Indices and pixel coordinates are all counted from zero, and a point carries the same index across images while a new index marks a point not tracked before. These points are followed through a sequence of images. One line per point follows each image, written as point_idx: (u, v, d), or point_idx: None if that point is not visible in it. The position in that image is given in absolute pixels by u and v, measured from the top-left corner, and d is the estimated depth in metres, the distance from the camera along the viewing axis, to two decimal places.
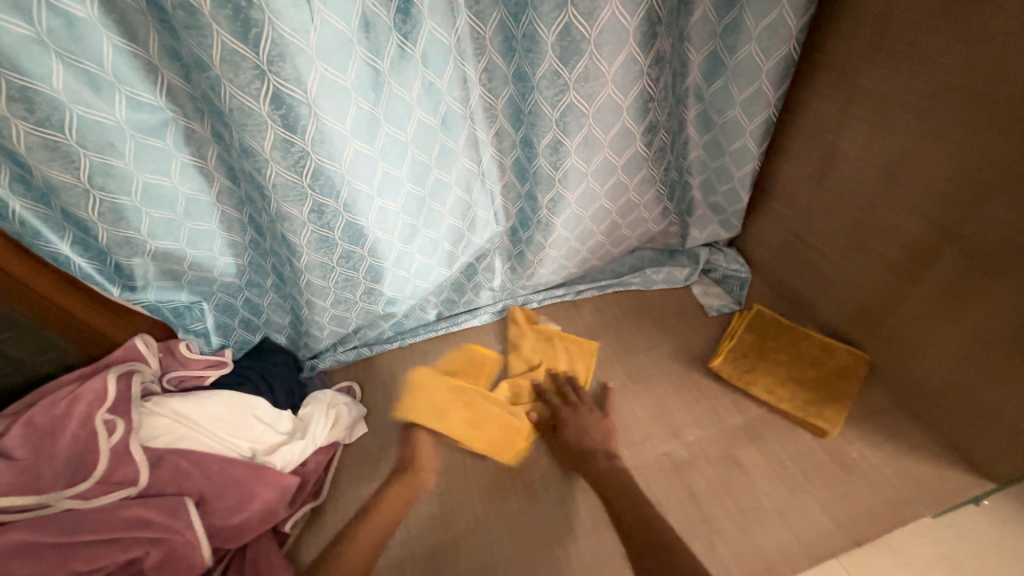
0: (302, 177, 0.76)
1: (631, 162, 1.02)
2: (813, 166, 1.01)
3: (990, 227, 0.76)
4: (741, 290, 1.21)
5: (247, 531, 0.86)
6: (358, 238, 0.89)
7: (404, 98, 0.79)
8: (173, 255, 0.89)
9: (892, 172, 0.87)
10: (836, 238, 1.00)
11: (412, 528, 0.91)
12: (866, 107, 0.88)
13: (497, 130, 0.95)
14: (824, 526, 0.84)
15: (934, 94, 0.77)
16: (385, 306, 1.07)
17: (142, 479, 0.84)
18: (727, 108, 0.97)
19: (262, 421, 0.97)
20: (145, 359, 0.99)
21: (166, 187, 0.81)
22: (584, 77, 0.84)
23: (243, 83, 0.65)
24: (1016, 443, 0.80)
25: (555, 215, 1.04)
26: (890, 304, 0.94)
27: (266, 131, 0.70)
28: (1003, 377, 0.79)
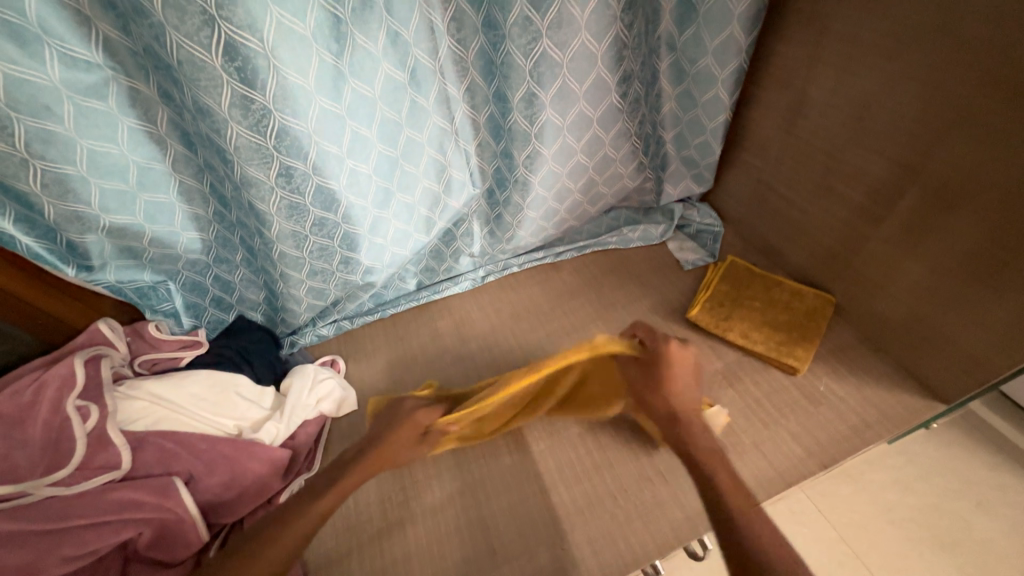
0: (266, 138, 0.72)
1: (606, 114, 1.02)
2: (783, 114, 1.03)
3: (947, 162, 0.79)
4: (714, 243, 1.24)
5: (242, 506, 0.86)
6: (330, 204, 0.85)
7: (369, 51, 0.75)
8: (130, 231, 0.84)
9: (859, 116, 0.89)
10: (806, 184, 1.04)
11: (409, 489, 0.93)
12: (834, 50, 0.90)
13: (469, 86, 0.92)
14: (797, 456, 0.90)
15: (896, 32, 0.79)
16: (363, 277, 1.05)
17: (126, 462, 0.81)
18: (699, 57, 0.98)
19: (245, 398, 0.96)
20: (112, 343, 0.94)
21: (115, 154, 0.76)
22: (556, 23, 0.82)
23: (190, 31, 0.60)
24: (965, 366, 0.87)
25: (532, 173, 1.03)
26: (856, 245, 0.99)
27: (222, 87, 0.65)
28: (956, 304, 0.85)
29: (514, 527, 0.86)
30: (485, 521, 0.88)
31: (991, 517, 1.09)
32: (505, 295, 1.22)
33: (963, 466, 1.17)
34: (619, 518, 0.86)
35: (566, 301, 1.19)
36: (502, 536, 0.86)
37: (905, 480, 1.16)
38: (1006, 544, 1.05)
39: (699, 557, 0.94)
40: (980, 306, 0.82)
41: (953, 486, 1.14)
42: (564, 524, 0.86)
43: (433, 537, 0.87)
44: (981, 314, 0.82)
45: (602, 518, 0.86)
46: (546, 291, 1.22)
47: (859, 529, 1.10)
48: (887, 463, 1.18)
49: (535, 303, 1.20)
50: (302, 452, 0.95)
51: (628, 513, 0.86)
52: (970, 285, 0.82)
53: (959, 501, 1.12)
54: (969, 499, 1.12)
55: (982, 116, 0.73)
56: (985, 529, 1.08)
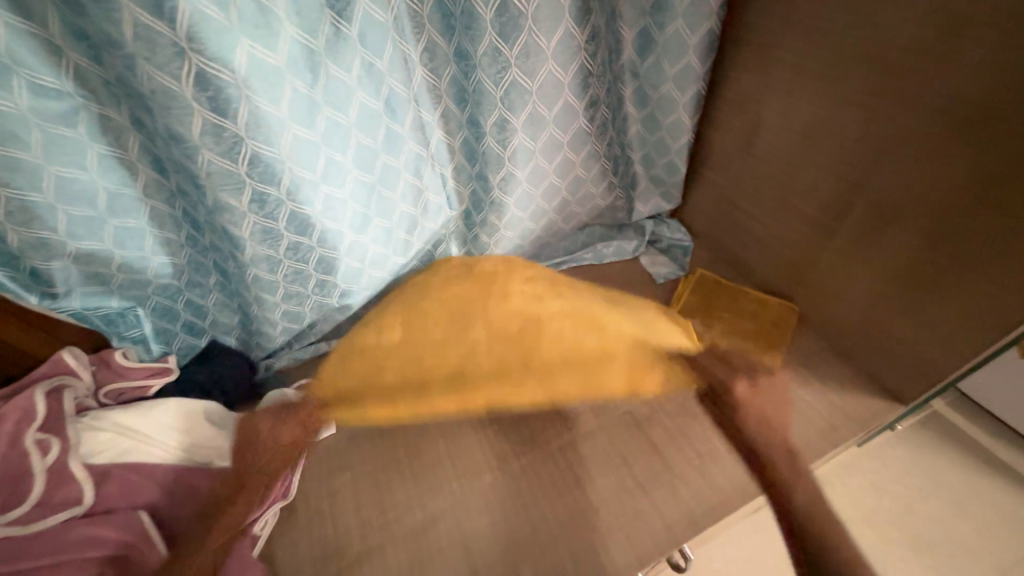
0: (238, 165, 0.74)
1: (575, 137, 1.06)
2: (740, 135, 1.10)
3: (888, 179, 0.86)
4: (685, 257, 1.29)
5: (215, 538, 0.83)
6: (305, 228, 0.87)
7: (344, 80, 0.77)
8: (98, 256, 0.83)
9: (808, 136, 0.96)
10: (764, 200, 1.11)
11: (389, 513, 0.92)
12: (782, 78, 0.97)
13: (443, 111, 0.96)
14: (770, 460, 0.93)
15: (835, 62, 0.87)
16: (340, 299, 1.05)
17: (89, 497, 0.79)
18: (660, 83, 1.04)
19: (218, 424, 0.94)
20: (77, 373, 0.91)
21: (83, 180, 0.75)
22: (524, 53, 0.87)
23: (162, 62, 0.62)
24: (920, 368, 0.92)
25: (507, 194, 1.06)
26: (814, 257, 1.05)
27: (193, 116, 0.67)
28: (903, 309, 0.91)
29: (496, 545, 0.86)
30: (466, 540, 0.87)
31: (959, 515, 1.14)
32: None
33: (932, 466, 1.22)
34: (601, 532, 0.86)
35: None
36: (484, 556, 0.85)
37: (880, 482, 1.20)
38: (972, 539, 1.11)
39: (681, 568, 0.96)
40: (926, 311, 0.88)
41: (925, 487, 1.19)
42: (546, 539, 0.86)
43: (414, 561, 0.85)
44: (933, 320, 0.88)
45: (584, 533, 0.86)
46: None
47: None
48: (862, 467, 1.23)
49: None
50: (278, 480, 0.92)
51: (610, 525, 0.87)
52: (916, 292, 0.88)
53: (930, 501, 1.16)
54: (941, 498, 1.17)
55: (915, 138, 0.80)
56: (955, 527, 1.13)
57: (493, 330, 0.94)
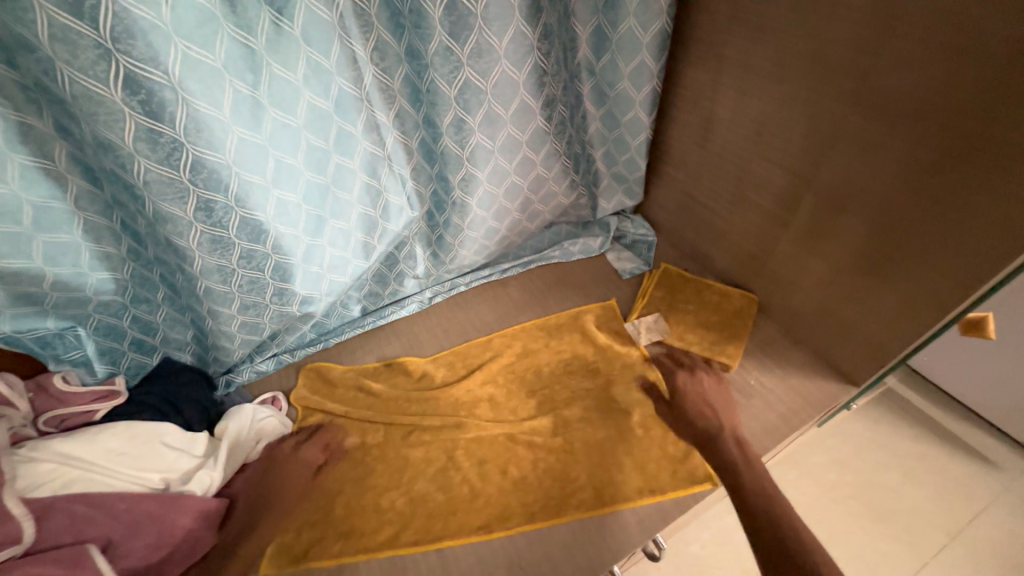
0: (180, 172, 0.70)
1: (535, 137, 1.06)
2: (696, 131, 1.13)
3: (833, 170, 0.90)
4: (649, 252, 1.31)
5: (173, 565, 0.80)
6: (258, 235, 0.83)
7: (289, 80, 0.74)
8: (27, 275, 0.78)
9: (759, 131, 0.99)
10: (722, 194, 1.14)
11: (359, 525, 0.89)
12: (731, 75, 1.00)
13: (398, 112, 0.93)
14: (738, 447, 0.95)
15: (779, 59, 0.90)
16: (301, 307, 1.01)
17: (29, 534, 0.73)
18: (616, 81, 1.05)
19: (173, 447, 0.90)
20: (11, 402, 0.85)
21: (4, 194, 0.70)
22: (476, 53, 0.86)
23: (85, 65, 0.58)
24: (869, 350, 0.97)
25: (469, 195, 1.05)
26: (769, 248, 1.08)
27: (125, 122, 0.63)
28: (853, 294, 0.96)
29: (470, 550, 0.85)
30: (440, 547, 0.85)
31: (915, 485, 1.21)
32: (455, 315, 1.23)
33: (887, 440, 1.29)
34: (574, 528, 0.86)
35: (513, 318, 1.21)
36: (458, 561, 0.84)
37: (839, 458, 1.25)
38: (927, 508, 1.17)
39: (655, 557, 0.98)
40: (873, 296, 0.92)
41: (883, 461, 1.25)
42: (521, 539, 0.85)
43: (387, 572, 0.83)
44: (880, 304, 0.92)
45: (559, 530, 0.86)
46: (492, 308, 1.24)
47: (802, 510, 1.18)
48: (824, 446, 1.28)
49: (483, 323, 1.21)
50: (241, 499, 0.89)
51: (584, 521, 0.87)
52: (861, 278, 0.93)
53: (887, 474, 1.23)
54: (896, 470, 1.23)
55: (854, 131, 0.84)
56: (911, 497, 1.19)
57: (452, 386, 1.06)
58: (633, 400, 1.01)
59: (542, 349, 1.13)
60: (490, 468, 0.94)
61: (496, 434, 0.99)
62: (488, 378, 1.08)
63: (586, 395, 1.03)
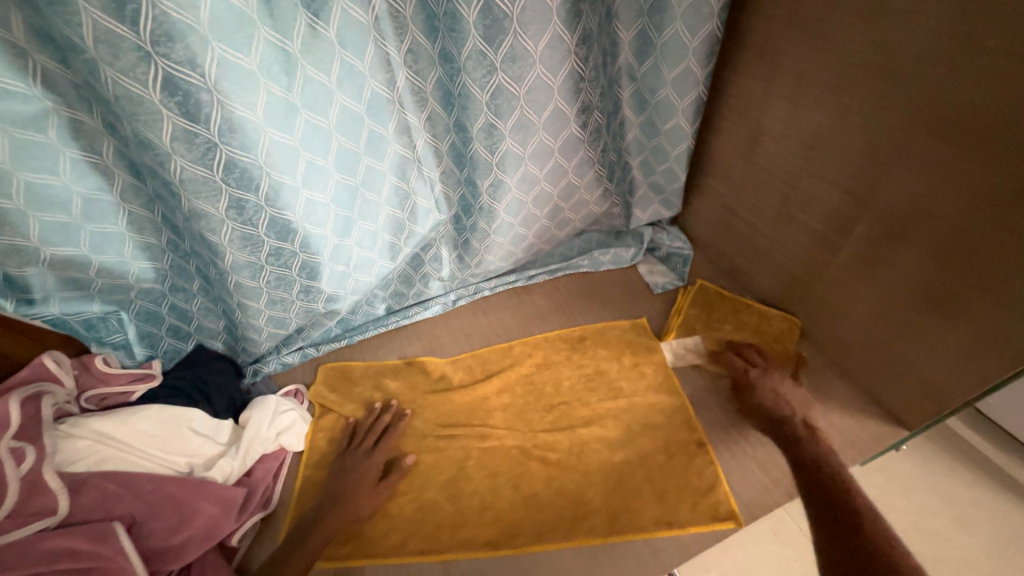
0: (214, 171, 0.71)
1: (568, 143, 1.03)
2: (743, 142, 1.06)
3: (895, 193, 0.81)
4: (684, 266, 1.24)
5: (191, 550, 0.81)
6: (286, 233, 0.84)
7: (322, 83, 0.74)
8: (75, 261, 0.83)
9: (812, 145, 0.92)
10: (767, 210, 1.07)
11: (366, 527, 0.88)
12: (785, 84, 0.92)
13: (429, 115, 0.92)
14: (768, 484, 0.88)
15: (841, 70, 0.82)
16: (326, 304, 1.02)
17: (63, 507, 0.76)
18: (658, 87, 0.99)
19: (199, 432, 0.93)
20: (57, 378, 0.90)
21: (56, 186, 0.74)
22: (510, 57, 0.83)
23: (127, 67, 0.59)
24: (926, 392, 0.88)
25: (497, 200, 1.03)
26: (816, 271, 1.00)
27: (162, 122, 0.64)
28: (910, 329, 0.86)
29: (476, 566, 0.83)
30: (445, 560, 0.84)
31: (968, 533, 1.09)
32: (477, 320, 1.22)
33: (941, 485, 1.16)
34: (584, 555, 0.82)
35: (536, 327, 1.18)
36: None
37: (884, 501, 1.15)
38: (982, 560, 1.05)
39: None
40: (934, 333, 0.83)
41: (933, 504, 1.14)
42: (528, 560, 0.83)
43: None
44: (941, 343, 0.82)
45: (568, 555, 0.82)
46: (516, 316, 1.21)
47: None
48: (866, 483, 1.18)
49: (505, 330, 1.19)
50: (258, 490, 0.91)
51: (595, 549, 0.83)
52: (919, 314, 0.84)
53: (937, 518, 1.12)
54: (947, 515, 1.12)
55: (922, 150, 0.76)
56: (963, 545, 1.08)
57: (469, 394, 1.06)
58: (656, 425, 0.97)
59: (564, 362, 1.10)
60: (501, 483, 0.92)
61: (511, 447, 0.97)
62: (507, 391, 1.06)
63: (606, 414, 0.99)
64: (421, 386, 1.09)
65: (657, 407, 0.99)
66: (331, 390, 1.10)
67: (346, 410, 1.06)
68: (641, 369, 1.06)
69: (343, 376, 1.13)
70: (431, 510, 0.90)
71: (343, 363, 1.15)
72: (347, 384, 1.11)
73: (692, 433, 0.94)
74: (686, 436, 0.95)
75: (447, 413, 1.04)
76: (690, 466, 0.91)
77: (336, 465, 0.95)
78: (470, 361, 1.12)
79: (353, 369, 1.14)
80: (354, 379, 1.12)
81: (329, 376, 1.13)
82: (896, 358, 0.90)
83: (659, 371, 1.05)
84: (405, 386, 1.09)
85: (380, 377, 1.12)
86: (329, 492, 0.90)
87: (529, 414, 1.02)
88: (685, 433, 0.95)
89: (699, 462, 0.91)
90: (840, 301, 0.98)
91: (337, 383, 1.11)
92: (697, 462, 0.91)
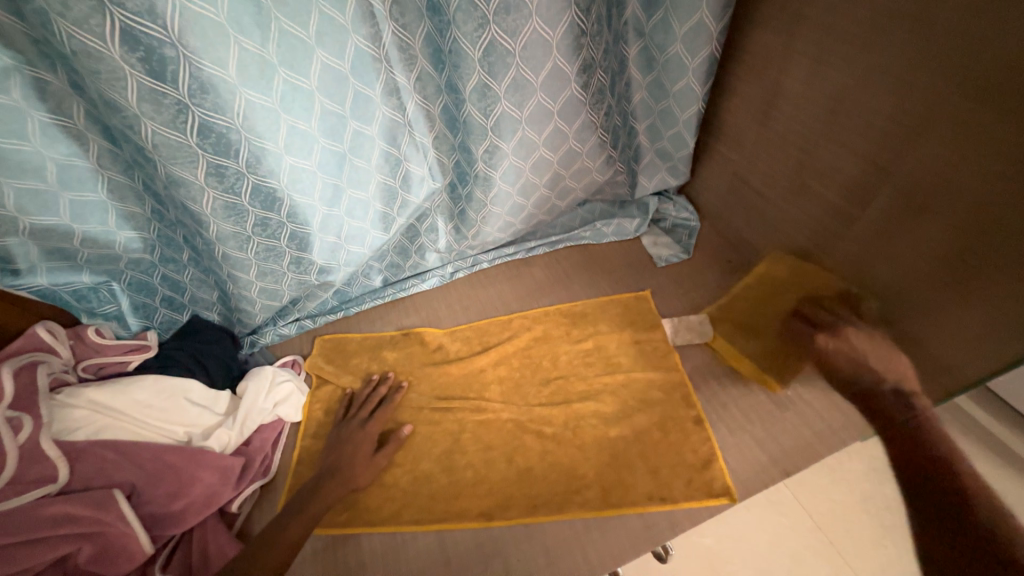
0: (188, 136, 0.68)
1: (569, 106, 0.96)
2: (758, 105, 0.99)
3: (917, 162, 0.76)
4: (689, 238, 1.20)
5: (191, 515, 0.83)
6: (271, 202, 0.81)
7: (300, 38, 0.69)
8: (57, 231, 0.81)
9: (834, 108, 0.85)
10: (780, 180, 1.01)
11: (363, 496, 0.90)
12: (807, 40, 0.85)
13: (419, 75, 0.86)
14: (766, 462, 0.87)
15: (869, 22, 0.75)
16: (319, 276, 1.00)
17: (62, 475, 0.78)
18: (668, 44, 0.92)
19: (196, 403, 0.93)
20: (52, 349, 0.89)
21: (28, 152, 0.71)
22: (504, 8, 0.77)
23: (79, 18, 0.55)
24: (936, 374, 0.84)
25: (493, 168, 0.98)
26: (828, 245, 0.95)
27: (126, 80, 0.60)
28: (921, 308, 0.82)
29: (470, 535, 0.84)
30: (439, 530, 0.85)
31: None
32: (476, 293, 1.19)
33: None
34: (576, 528, 0.83)
35: (535, 300, 1.16)
36: (456, 545, 0.83)
37: None
38: None
39: (663, 559, 0.94)
40: (947, 313, 0.79)
41: None
42: (521, 530, 0.83)
43: (386, 547, 0.84)
44: (952, 323, 0.79)
45: (560, 527, 0.83)
46: (514, 289, 1.18)
47: (839, 522, 1.04)
48: None
49: (503, 303, 1.16)
50: (256, 459, 0.92)
51: (587, 522, 0.83)
52: (932, 292, 0.80)
53: None
54: None
55: (949, 115, 0.70)
56: None
57: (465, 368, 1.04)
58: (654, 400, 0.95)
59: (562, 336, 1.08)
60: (495, 456, 0.92)
61: (507, 420, 0.96)
62: (504, 364, 1.05)
63: (603, 389, 0.98)
64: (416, 358, 1.08)
65: (655, 381, 0.98)
66: (329, 361, 1.10)
67: (342, 381, 1.06)
68: (641, 344, 1.04)
69: (339, 348, 1.12)
70: (426, 481, 0.91)
71: (340, 334, 1.15)
72: (343, 355, 1.11)
73: (690, 408, 0.93)
74: (683, 411, 0.93)
75: (442, 387, 1.03)
76: (687, 444, 0.89)
77: (331, 435, 0.95)
78: (467, 334, 1.11)
79: (351, 341, 1.13)
80: (351, 351, 1.11)
81: (327, 347, 1.12)
82: None
83: (659, 346, 1.03)
84: (401, 358, 1.08)
85: (376, 349, 1.11)
86: (323, 461, 0.91)
87: (525, 388, 1.01)
88: (684, 409, 0.94)
89: (696, 439, 0.90)
90: (849, 278, 0.94)
91: (334, 355, 1.11)
92: (694, 439, 0.90)
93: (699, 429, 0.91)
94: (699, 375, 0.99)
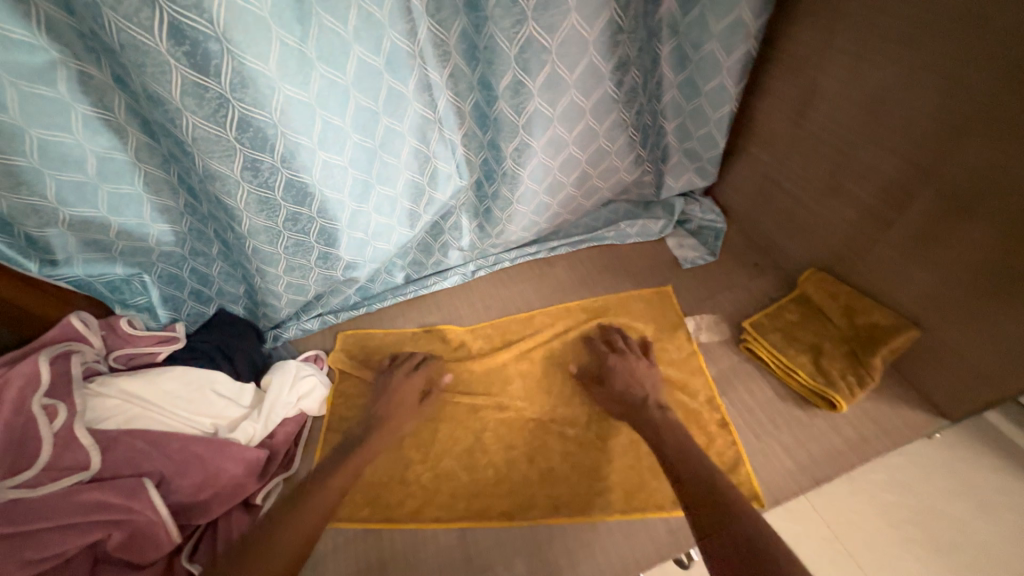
0: (227, 129, 0.68)
1: (601, 104, 0.95)
2: (793, 105, 0.97)
3: (962, 164, 0.73)
4: (716, 240, 1.18)
5: (216, 506, 0.84)
6: (303, 197, 0.81)
7: (339, 33, 0.70)
8: (95, 223, 0.82)
9: (875, 109, 0.82)
10: (813, 182, 0.98)
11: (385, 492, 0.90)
12: (848, 39, 0.83)
13: (452, 71, 0.86)
14: (793, 471, 0.85)
15: (917, 21, 0.73)
16: (345, 272, 1.00)
17: (95, 463, 0.79)
18: (703, 41, 0.91)
19: (223, 395, 0.94)
20: (85, 338, 0.91)
21: (69, 143, 0.73)
22: (542, 5, 0.77)
23: (129, 11, 0.56)
24: (975, 383, 0.81)
25: (521, 166, 0.97)
26: (862, 249, 0.93)
27: (171, 73, 0.61)
28: (962, 315, 0.80)
29: (492, 534, 0.83)
30: (461, 528, 0.85)
31: None
32: (497, 292, 1.18)
33: None
34: (599, 532, 0.81)
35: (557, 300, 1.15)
36: (478, 544, 0.83)
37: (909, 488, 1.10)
38: None
39: (684, 565, 0.92)
40: (990, 321, 0.76)
41: None
42: (543, 533, 0.82)
43: (407, 544, 0.84)
44: (994, 331, 0.76)
45: (583, 530, 0.82)
46: (537, 289, 1.17)
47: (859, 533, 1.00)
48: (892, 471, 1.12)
49: (525, 302, 1.15)
50: (280, 452, 0.93)
51: (609, 526, 0.82)
52: (976, 300, 0.77)
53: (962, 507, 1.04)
54: None
55: (990, 115, 0.68)
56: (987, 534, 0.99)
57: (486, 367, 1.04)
58: (679, 404, 0.94)
59: (584, 332, 1.06)
60: (517, 456, 0.91)
61: (529, 420, 0.96)
62: (527, 363, 1.03)
63: None
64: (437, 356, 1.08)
65: (681, 385, 0.96)
66: (351, 357, 1.10)
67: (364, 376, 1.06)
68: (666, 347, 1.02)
69: (362, 342, 1.12)
70: (447, 480, 0.90)
71: (361, 330, 1.15)
72: (366, 350, 1.11)
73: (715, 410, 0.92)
74: (710, 415, 0.92)
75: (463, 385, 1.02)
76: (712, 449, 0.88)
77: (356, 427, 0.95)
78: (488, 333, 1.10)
79: (373, 337, 1.13)
80: (374, 347, 1.12)
81: (350, 343, 1.13)
82: (944, 346, 0.84)
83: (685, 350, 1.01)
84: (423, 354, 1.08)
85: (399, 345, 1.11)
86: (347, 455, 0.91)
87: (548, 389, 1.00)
88: (711, 414, 0.92)
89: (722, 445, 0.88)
90: (883, 283, 0.91)
91: (356, 351, 1.11)
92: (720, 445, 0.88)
93: (723, 434, 0.90)
94: (726, 380, 0.97)
